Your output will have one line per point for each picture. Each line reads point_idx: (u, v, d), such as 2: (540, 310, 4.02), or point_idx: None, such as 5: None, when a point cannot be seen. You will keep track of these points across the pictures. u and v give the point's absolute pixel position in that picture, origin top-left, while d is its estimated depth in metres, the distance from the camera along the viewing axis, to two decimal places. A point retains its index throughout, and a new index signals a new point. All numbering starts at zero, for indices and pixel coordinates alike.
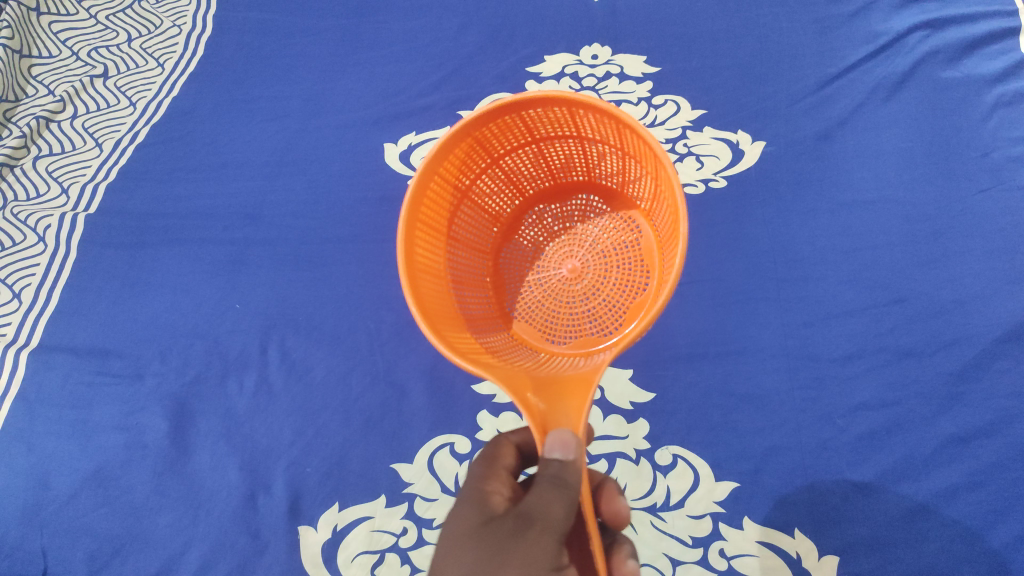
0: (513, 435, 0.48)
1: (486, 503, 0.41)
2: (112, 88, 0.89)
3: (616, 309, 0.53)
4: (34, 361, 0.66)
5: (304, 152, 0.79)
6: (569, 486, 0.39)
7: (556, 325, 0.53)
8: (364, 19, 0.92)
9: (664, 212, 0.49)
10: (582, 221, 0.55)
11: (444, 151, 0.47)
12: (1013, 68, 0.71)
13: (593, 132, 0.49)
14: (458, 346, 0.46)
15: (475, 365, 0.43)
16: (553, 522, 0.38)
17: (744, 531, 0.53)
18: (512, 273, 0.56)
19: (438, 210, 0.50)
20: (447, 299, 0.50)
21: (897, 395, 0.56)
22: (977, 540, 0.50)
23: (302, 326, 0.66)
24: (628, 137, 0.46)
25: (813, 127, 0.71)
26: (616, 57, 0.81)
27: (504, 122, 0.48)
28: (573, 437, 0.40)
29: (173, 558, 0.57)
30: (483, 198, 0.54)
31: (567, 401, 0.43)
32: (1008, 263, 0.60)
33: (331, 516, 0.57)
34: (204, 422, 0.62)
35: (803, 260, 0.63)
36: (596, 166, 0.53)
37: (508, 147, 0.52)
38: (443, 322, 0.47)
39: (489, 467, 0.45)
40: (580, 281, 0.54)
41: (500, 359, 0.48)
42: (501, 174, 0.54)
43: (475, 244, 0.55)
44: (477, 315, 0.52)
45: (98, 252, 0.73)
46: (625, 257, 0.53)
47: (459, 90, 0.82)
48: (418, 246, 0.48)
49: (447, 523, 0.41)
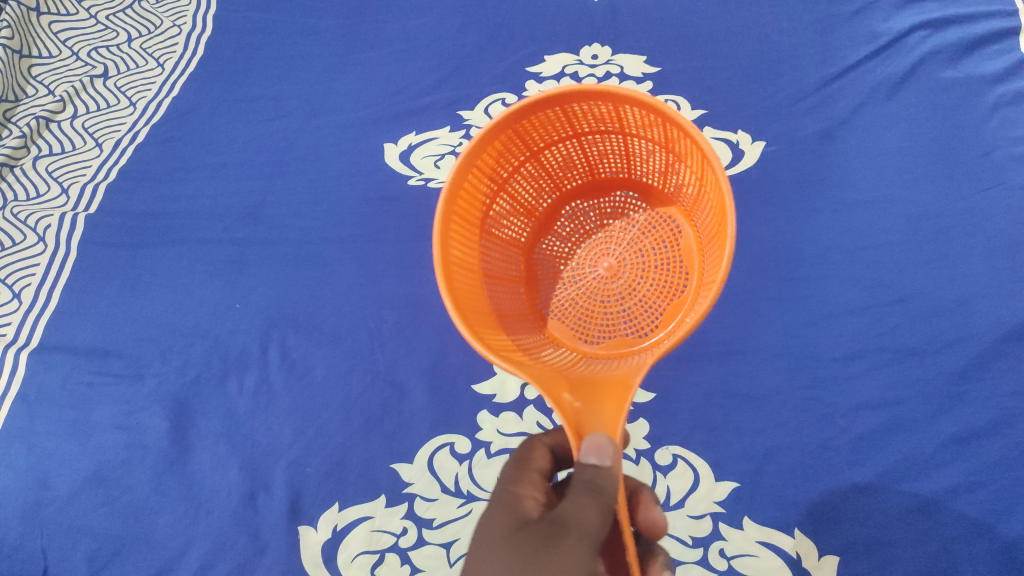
0: (545, 437, 0.48)
1: (519, 508, 0.41)
2: (113, 88, 0.89)
3: (652, 308, 0.53)
4: (34, 361, 0.66)
5: (304, 152, 0.79)
6: (603, 492, 0.39)
7: (590, 324, 0.53)
8: (365, 19, 0.92)
9: (705, 212, 0.49)
10: (619, 218, 0.55)
11: (484, 144, 0.47)
12: (1013, 67, 0.71)
13: (636, 128, 0.49)
14: (495, 344, 0.46)
15: (512, 364, 0.43)
16: (588, 530, 0.38)
17: (744, 531, 0.53)
18: (545, 271, 0.56)
19: (474, 205, 0.50)
20: (482, 295, 0.50)
21: (898, 395, 0.56)
22: (978, 541, 0.50)
23: (302, 326, 0.66)
24: (674, 134, 0.46)
25: (813, 127, 0.71)
26: (616, 57, 0.81)
27: (545, 115, 0.48)
28: (609, 441, 0.40)
29: (173, 558, 0.57)
30: (518, 194, 0.54)
31: (606, 403, 0.44)
32: (1008, 263, 0.60)
33: (331, 516, 0.57)
34: (205, 422, 0.62)
35: (804, 260, 0.63)
36: (636, 163, 0.53)
37: (547, 141, 0.52)
38: (479, 319, 0.47)
39: (522, 470, 0.45)
40: (616, 280, 0.54)
41: (535, 358, 0.48)
42: (538, 169, 0.54)
43: (509, 240, 0.55)
44: (510, 312, 0.52)
45: (98, 252, 0.73)
46: (661, 256, 0.53)
47: (460, 90, 0.82)
48: (455, 242, 0.48)
49: (479, 526, 0.40)
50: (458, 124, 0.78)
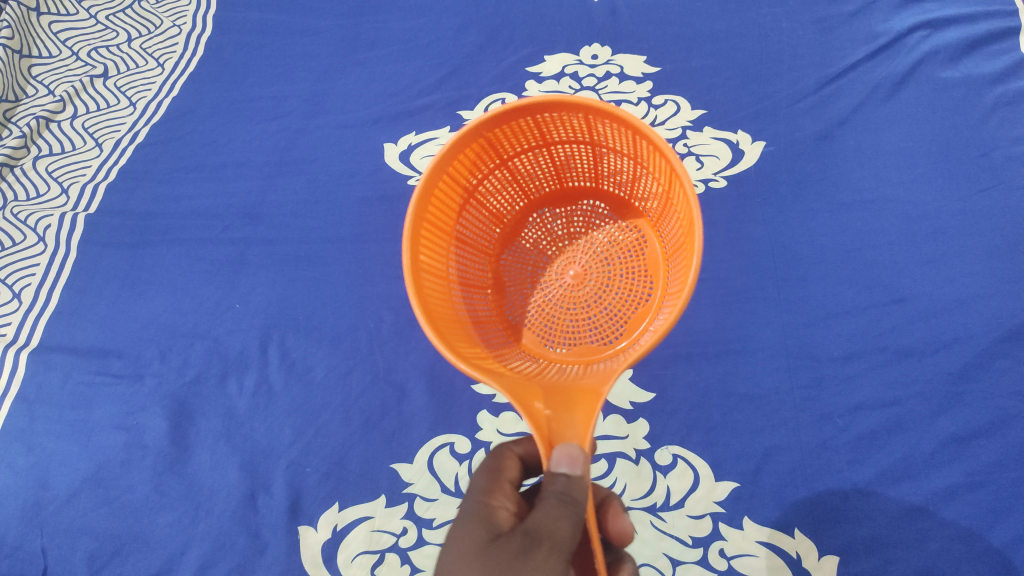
0: (517, 446, 0.48)
1: (492, 520, 0.40)
2: (112, 88, 0.89)
3: (618, 317, 0.53)
4: (34, 361, 0.66)
5: (304, 151, 0.79)
6: (574, 502, 0.39)
7: (556, 330, 0.53)
8: (364, 19, 0.92)
9: (672, 223, 0.50)
10: (586, 227, 0.55)
11: (454, 149, 0.47)
12: (1012, 68, 0.72)
13: (606, 140, 0.49)
14: (461, 352, 0.46)
15: (477, 371, 0.43)
16: (561, 541, 0.38)
17: (744, 531, 0.53)
18: (513, 276, 0.55)
19: (444, 212, 0.50)
20: (449, 302, 0.49)
21: (897, 395, 0.56)
22: (977, 540, 0.50)
23: (302, 327, 0.66)
24: (644, 146, 0.47)
25: (813, 127, 0.71)
26: (616, 57, 0.81)
27: (517, 123, 0.47)
28: (580, 451, 0.40)
29: (173, 557, 0.57)
30: (487, 199, 0.54)
31: (577, 413, 0.43)
32: (1007, 263, 0.60)
33: (331, 516, 0.57)
34: (204, 422, 0.62)
35: (803, 260, 0.63)
36: (604, 172, 0.53)
37: (518, 149, 0.51)
38: (445, 327, 0.47)
39: (494, 480, 0.44)
40: (582, 288, 0.54)
41: (500, 365, 0.48)
42: (507, 175, 0.54)
43: (478, 245, 0.54)
44: (478, 319, 0.52)
45: (98, 252, 0.73)
46: (628, 265, 0.54)
47: (460, 90, 0.82)
48: (423, 249, 0.47)
49: (450, 543, 0.39)
50: (458, 124, 0.78)
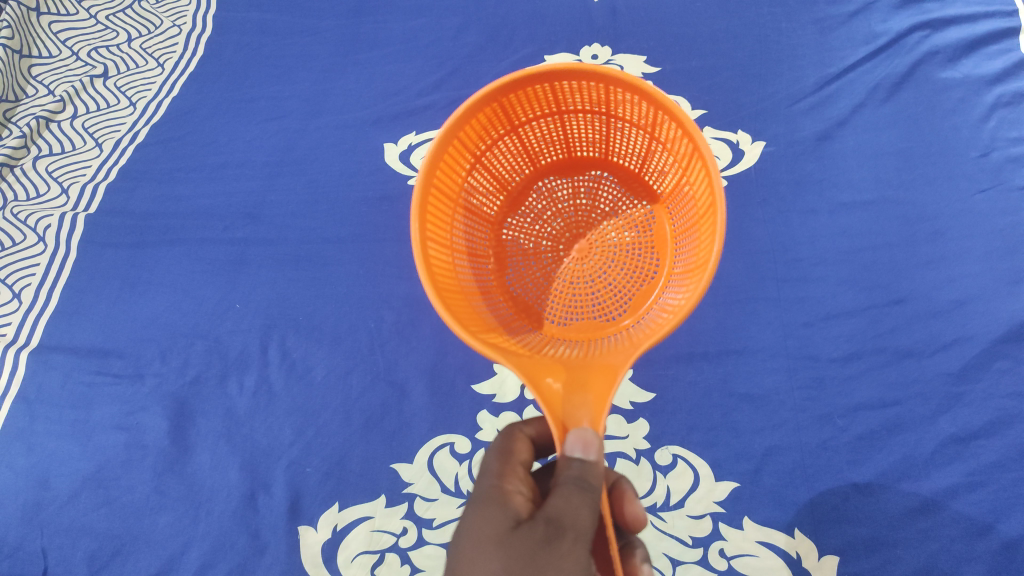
0: (526, 428, 0.47)
1: (508, 504, 0.40)
2: (112, 88, 0.89)
3: (622, 293, 0.54)
4: (34, 362, 0.66)
5: (304, 151, 0.79)
6: (591, 489, 0.39)
7: (559, 303, 0.54)
8: (364, 19, 0.92)
9: (684, 203, 0.50)
10: (592, 199, 0.56)
11: (468, 112, 0.46)
12: (1012, 68, 0.72)
13: (623, 112, 0.49)
14: (470, 324, 0.46)
15: (486, 345, 0.43)
16: (584, 530, 0.38)
17: (744, 531, 0.53)
18: (515, 246, 0.56)
19: (452, 177, 0.49)
20: (455, 272, 0.49)
21: (897, 395, 0.56)
22: (976, 540, 0.50)
23: (302, 327, 0.66)
24: (664, 123, 0.47)
25: (813, 127, 0.71)
26: (616, 57, 0.82)
27: (533, 90, 0.47)
28: (594, 436, 0.40)
29: (174, 557, 0.57)
30: (493, 167, 0.53)
31: (589, 391, 0.43)
32: (1007, 263, 0.60)
33: (331, 516, 0.57)
34: (204, 422, 0.62)
35: (803, 260, 0.63)
36: (614, 145, 0.53)
37: (530, 116, 0.51)
38: (452, 298, 0.47)
39: (506, 464, 0.43)
40: (585, 262, 0.55)
41: (506, 337, 0.48)
42: (516, 143, 0.53)
43: (481, 213, 0.54)
44: (483, 290, 0.52)
45: (97, 252, 0.73)
46: (632, 242, 0.54)
47: (460, 90, 0.82)
48: (431, 217, 0.47)
49: (467, 525, 0.39)
50: None
